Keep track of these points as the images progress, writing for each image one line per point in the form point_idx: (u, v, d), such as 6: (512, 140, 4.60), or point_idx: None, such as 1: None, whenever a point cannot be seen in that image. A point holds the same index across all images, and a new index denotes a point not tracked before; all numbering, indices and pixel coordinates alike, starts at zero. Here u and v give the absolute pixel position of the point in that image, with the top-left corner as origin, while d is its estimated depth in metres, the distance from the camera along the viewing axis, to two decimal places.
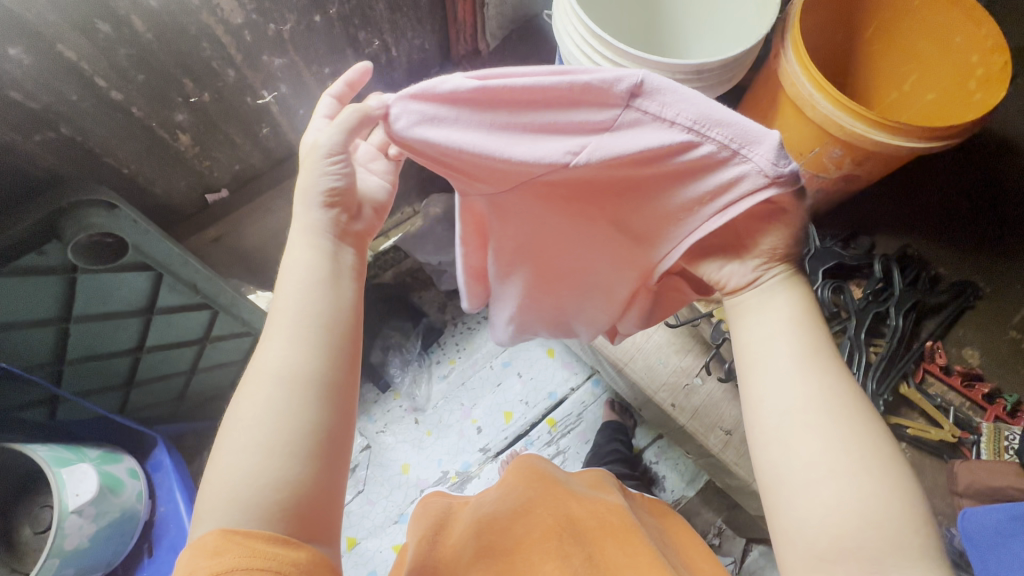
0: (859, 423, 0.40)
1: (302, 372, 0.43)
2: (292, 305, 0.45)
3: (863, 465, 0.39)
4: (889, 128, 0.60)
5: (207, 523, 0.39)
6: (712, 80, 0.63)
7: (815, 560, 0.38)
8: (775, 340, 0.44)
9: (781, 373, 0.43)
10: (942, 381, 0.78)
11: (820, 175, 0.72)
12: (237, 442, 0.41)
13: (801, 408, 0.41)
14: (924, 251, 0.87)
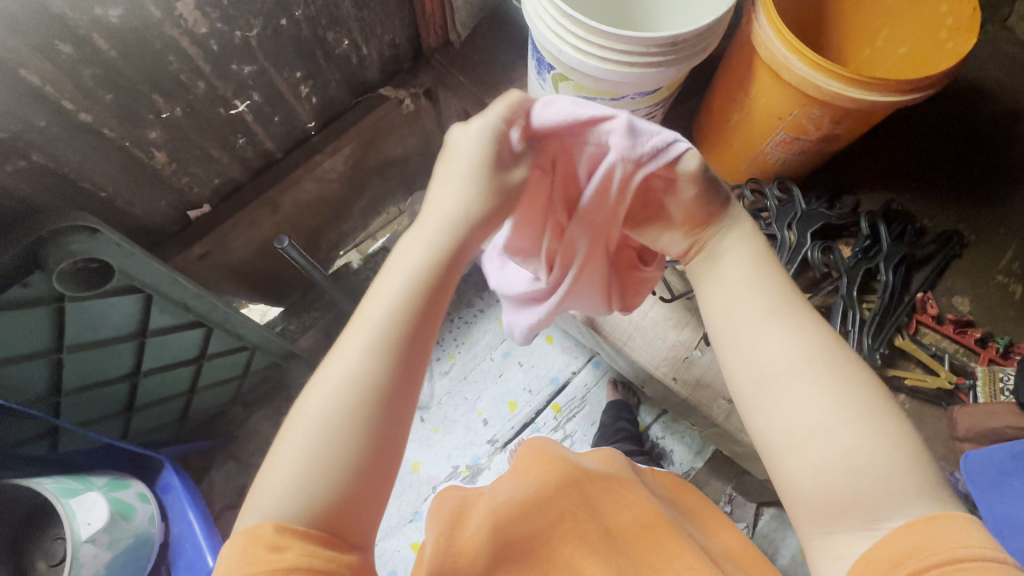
0: (831, 377, 0.41)
1: (377, 381, 0.41)
2: (384, 303, 0.43)
3: (847, 418, 0.40)
4: (865, 84, 0.60)
5: (257, 514, 0.38)
6: (686, 51, 0.62)
7: (815, 517, 0.39)
8: (737, 306, 0.46)
9: (750, 338, 0.44)
10: (935, 330, 0.79)
11: (800, 138, 0.72)
12: (294, 437, 0.40)
13: (775, 369, 0.42)
14: (908, 204, 0.88)
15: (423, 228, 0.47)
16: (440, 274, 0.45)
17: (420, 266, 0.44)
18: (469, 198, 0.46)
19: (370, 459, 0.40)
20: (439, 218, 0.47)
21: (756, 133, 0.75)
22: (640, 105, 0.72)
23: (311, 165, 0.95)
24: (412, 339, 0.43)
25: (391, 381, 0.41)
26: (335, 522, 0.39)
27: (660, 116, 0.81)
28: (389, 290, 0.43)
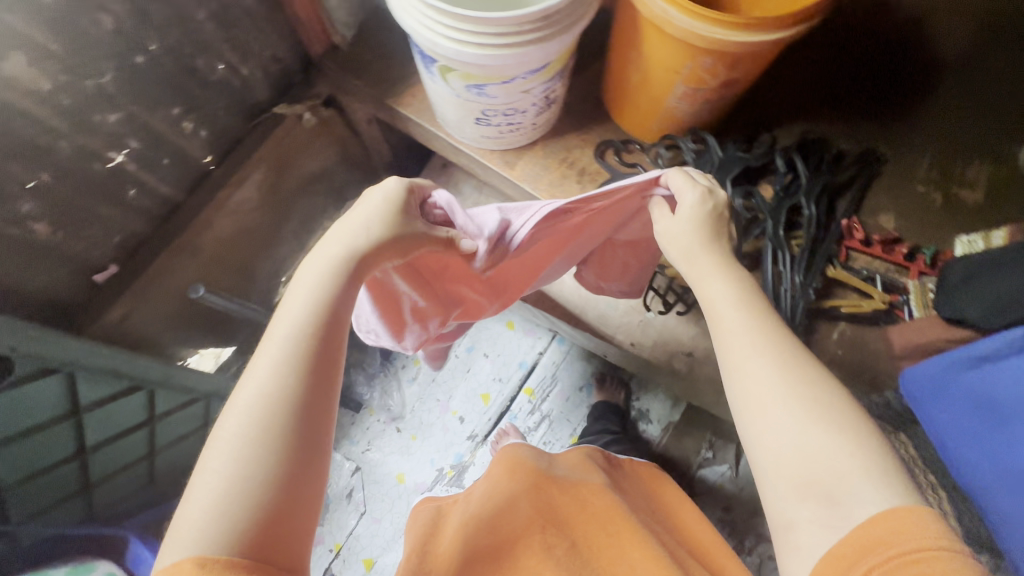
0: (806, 389, 0.48)
1: (292, 396, 0.44)
2: (291, 323, 0.46)
3: (817, 422, 0.47)
4: (746, 27, 0.58)
5: (179, 548, 0.38)
6: (563, 21, 0.60)
7: (783, 501, 0.46)
8: (727, 326, 0.54)
9: (740, 352, 0.51)
10: (865, 253, 0.80)
11: (701, 88, 0.70)
12: (217, 466, 0.41)
13: (762, 379, 0.50)
14: (824, 130, 0.88)
15: (327, 251, 0.50)
16: (339, 288, 0.48)
17: (322, 288, 0.48)
18: (371, 228, 0.50)
19: (291, 483, 0.42)
20: (338, 241, 0.50)
21: (657, 89, 0.73)
22: (533, 82, 0.69)
23: (219, 201, 0.90)
24: (322, 355, 0.46)
25: (306, 396, 0.44)
26: (266, 549, 0.40)
27: (562, 87, 0.78)
28: (297, 306, 0.47)
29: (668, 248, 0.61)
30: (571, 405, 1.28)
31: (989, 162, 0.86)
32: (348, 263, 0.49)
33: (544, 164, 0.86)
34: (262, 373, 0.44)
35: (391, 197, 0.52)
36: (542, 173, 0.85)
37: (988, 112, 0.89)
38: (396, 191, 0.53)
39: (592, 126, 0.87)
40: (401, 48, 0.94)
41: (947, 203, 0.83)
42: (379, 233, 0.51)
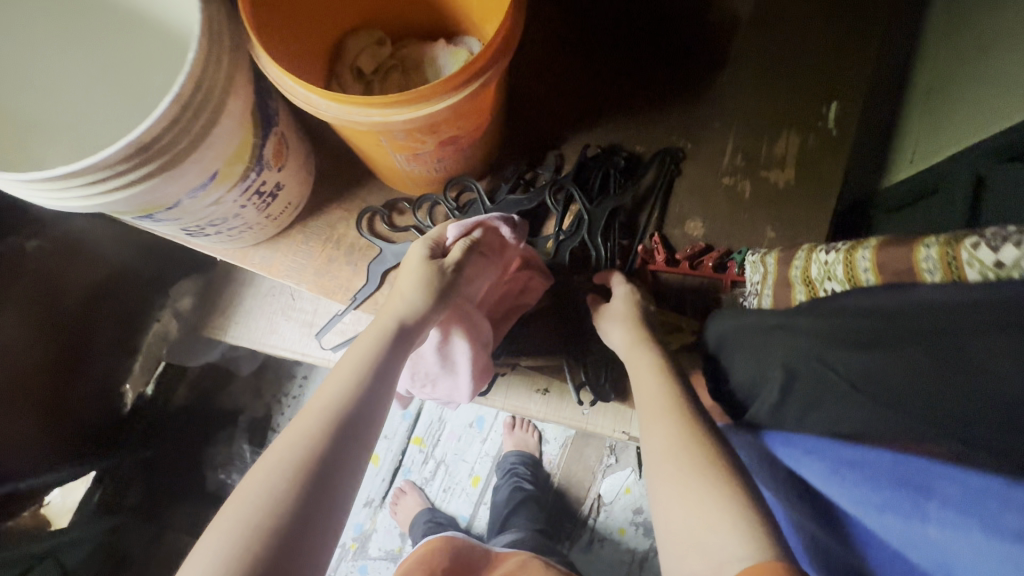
0: (696, 446, 0.47)
1: (312, 462, 0.43)
2: (342, 387, 0.47)
3: (700, 470, 0.45)
4: (400, 101, 0.47)
5: None
6: (171, 151, 0.47)
7: (678, 551, 0.42)
8: (645, 387, 0.54)
9: (646, 412, 0.52)
10: (673, 273, 0.72)
11: (418, 153, 0.58)
12: (231, 515, 0.39)
13: (658, 438, 0.49)
14: (612, 136, 0.77)
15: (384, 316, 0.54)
16: (389, 363, 0.51)
17: (378, 342, 0.51)
18: (423, 290, 0.54)
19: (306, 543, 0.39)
20: (393, 317, 0.53)
21: (378, 157, 0.61)
22: (215, 193, 0.56)
23: None
24: (359, 421, 0.46)
25: (343, 454, 0.44)
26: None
27: (282, 173, 0.65)
28: (347, 372, 0.49)
29: (607, 325, 0.64)
30: (464, 444, 1.22)
31: (798, 132, 0.76)
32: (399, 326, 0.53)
33: (307, 251, 0.74)
34: (313, 424, 0.45)
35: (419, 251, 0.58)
36: (306, 262, 0.74)
37: (793, 70, 0.78)
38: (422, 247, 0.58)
39: (353, 192, 0.75)
40: None
41: (756, 190, 0.75)
42: (422, 294, 0.54)
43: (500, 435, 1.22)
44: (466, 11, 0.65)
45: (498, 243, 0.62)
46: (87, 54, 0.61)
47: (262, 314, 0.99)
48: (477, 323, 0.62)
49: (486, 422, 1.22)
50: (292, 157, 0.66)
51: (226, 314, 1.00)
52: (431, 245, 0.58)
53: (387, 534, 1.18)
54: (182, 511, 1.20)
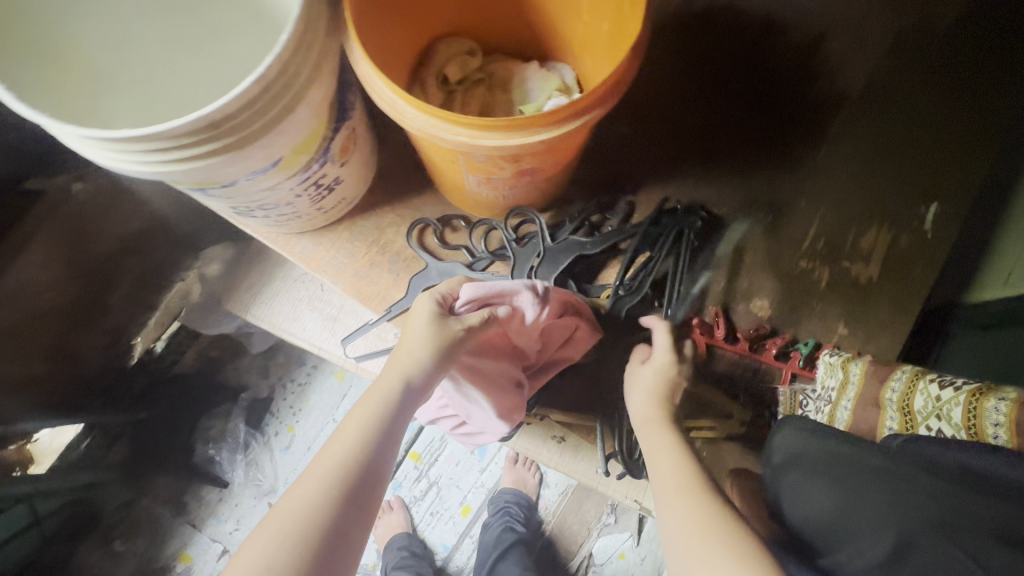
0: (722, 524, 0.42)
1: (314, 529, 0.41)
2: (344, 445, 0.45)
3: (732, 552, 0.40)
4: (494, 126, 0.43)
5: None
6: (247, 128, 0.43)
7: None
8: (664, 463, 0.50)
9: (667, 486, 0.47)
10: (730, 352, 0.66)
11: (494, 179, 0.55)
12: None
13: (681, 511, 0.44)
14: (692, 195, 0.72)
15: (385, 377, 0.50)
16: (394, 417, 0.48)
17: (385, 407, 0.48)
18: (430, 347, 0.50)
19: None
20: (397, 371, 0.49)
21: (451, 175, 0.57)
22: (274, 179, 0.53)
23: None
24: (354, 502, 0.43)
25: (333, 538, 0.41)
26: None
27: (344, 168, 0.61)
28: (352, 431, 0.46)
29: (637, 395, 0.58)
30: (461, 469, 1.16)
31: (890, 227, 0.71)
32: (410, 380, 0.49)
33: (349, 250, 0.70)
34: (312, 487, 0.43)
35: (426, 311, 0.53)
36: (347, 261, 0.70)
37: (894, 160, 0.73)
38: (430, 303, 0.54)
39: (410, 198, 0.71)
40: None
41: (834, 280, 0.70)
42: (430, 351, 0.50)
43: (500, 468, 1.16)
44: (567, 39, 0.62)
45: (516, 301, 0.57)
46: (195, 21, 0.59)
47: (286, 299, 0.95)
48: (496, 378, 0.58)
49: (489, 452, 1.17)
50: (358, 154, 0.63)
51: (250, 293, 0.97)
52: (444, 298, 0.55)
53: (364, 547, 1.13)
54: (161, 478, 1.16)
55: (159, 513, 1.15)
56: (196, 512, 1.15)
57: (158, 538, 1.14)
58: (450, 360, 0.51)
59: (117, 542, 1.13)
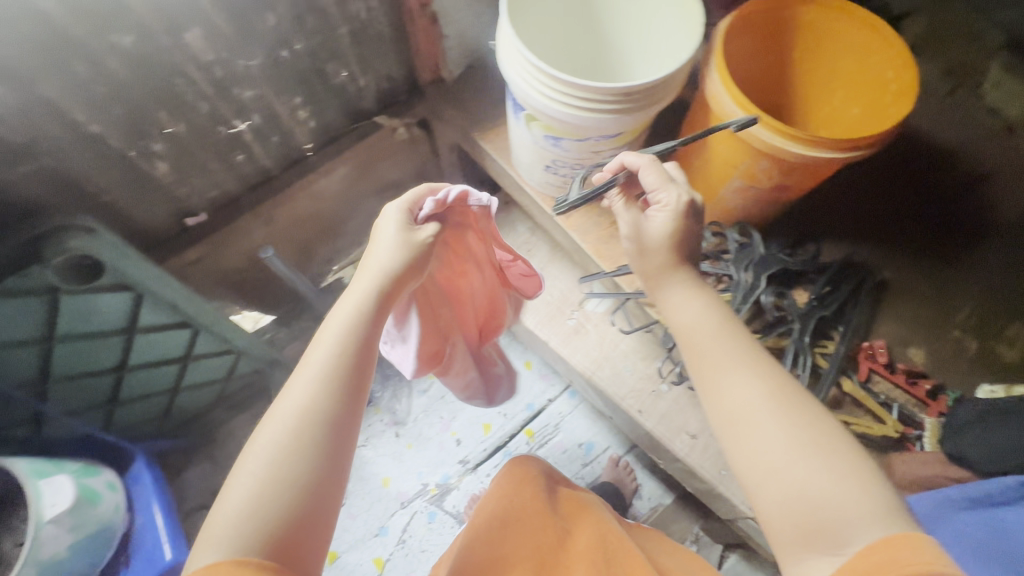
0: (788, 412, 0.53)
1: (324, 413, 0.51)
2: (326, 348, 0.54)
3: (782, 430, 0.52)
4: (801, 141, 0.65)
5: (208, 553, 0.45)
6: (642, 100, 0.68)
7: (783, 501, 0.50)
8: (710, 344, 0.58)
9: (716, 378, 0.56)
10: (887, 378, 0.81)
11: (754, 186, 0.76)
12: (254, 465, 0.49)
13: (736, 401, 0.55)
14: (870, 257, 0.90)
15: (359, 281, 0.59)
16: (369, 317, 0.57)
17: (356, 313, 0.56)
18: (393, 255, 0.59)
19: (313, 519, 0.49)
20: (372, 272, 0.58)
21: (716, 178, 0.79)
22: (606, 145, 0.77)
23: (306, 183, 1.01)
24: (354, 380, 0.53)
25: (337, 415, 0.52)
26: (287, 556, 0.47)
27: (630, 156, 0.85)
28: (331, 332, 0.55)
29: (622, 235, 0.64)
30: (566, 458, 1.28)
31: None
32: (383, 287, 0.58)
33: (596, 220, 0.93)
34: (302, 388, 0.51)
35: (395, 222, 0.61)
36: (593, 228, 0.93)
37: None
38: (397, 215, 0.62)
39: None
40: (497, 91, 1.03)
41: (981, 353, 0.84)
42: (393, 263, 0.59)
43: (602, 468, 1.27)
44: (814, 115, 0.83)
45: (461, 215, 0.68)
46: (590, 16, 0.80)
47: None
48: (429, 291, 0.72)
49: (594, 450, 1.29)
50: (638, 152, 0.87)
51: None
52: (408, 210, 0.63)
53: (466, 497, 1.25)
54: None
55: None
56: None
57: None
58: (414, 265, 0.60)
59: None
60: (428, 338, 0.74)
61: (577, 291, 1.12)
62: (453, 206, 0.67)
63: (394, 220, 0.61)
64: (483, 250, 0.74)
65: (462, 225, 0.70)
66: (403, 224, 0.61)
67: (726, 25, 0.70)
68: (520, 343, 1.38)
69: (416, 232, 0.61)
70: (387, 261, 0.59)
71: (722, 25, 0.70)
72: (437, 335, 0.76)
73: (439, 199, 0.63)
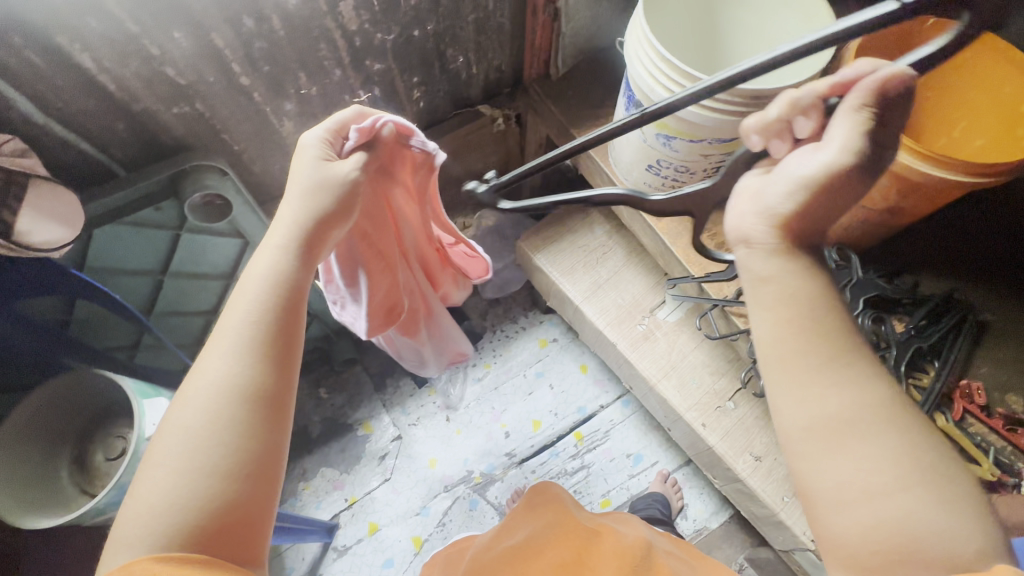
0: (889, 428, 0.44)
1: (248, 383, 0.48)
2: (242, 317, 0.50)
3: (879, 450, 0.44)
4: (932, 160, 0.65)
5: (128, 549, 0.43)
6: None
7: (865, 531, 0.43)
8: (807, 337, 0.45)
9: (809, 379, 0.45)
10: (982, 421, 0.78)
11: (865, 206, 0.77)
12: (164, 456, 0.46)
13: (827, 409, 0.45)
14: (972, 296, 0.86)
15: (277, 233, 0.54)
16: (292, 284, 0.53)
17: (275, 274, 0.52)
18: (301, 209, 0.54)
19: (250, 500, 0.47)
20: (283, 230, 0.54)
21: None
22: (717, 150, 0.78)
23: None
24: (273, 345, 0.50)
25: (263, 386, 0.49)
26: (226, 545, 0.45)
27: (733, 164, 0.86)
28: (245, 300, 0.51)
29: (833, 149, 0.43)
30: (613, 466, 1.27)
31: None
32: (297, 244, 0.54)
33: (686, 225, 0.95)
34: (218, 364, 0.48)
35: (310, 154, 0.56)
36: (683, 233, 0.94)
37: None
38: (310, 149, 0.56)
39: None
40: (598, 92, 1.06)
41: None
42: (304, 218, 0.54)
43: (649, 481, 1.25)
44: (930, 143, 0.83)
45: (393, 154, 0.63)
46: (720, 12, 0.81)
47: (569, 257, 1.17)
48: (374, 245, 0.68)
49: (643, 462, 1.27)
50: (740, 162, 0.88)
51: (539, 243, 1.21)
52: (329, 141, 0.57)
53: (509, 490, 1.25)
54: (377, 356, 1.37)
55: (364, 382, 1.34)
56: (390, 395, 1.34)
57: (355, 401, 1.33)
58: (335, 205, 0.55)
59: (324, 389, 1.33)
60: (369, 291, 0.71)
61: (650, 297, 1.12)
62: (390, 144, 0.61)
63: (304, 157, 0.56)
64: (419, 206, 0.70)
65: (399, 166, 0.64)
66: (319, 158, 0.56)
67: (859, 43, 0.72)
68: (578, 346, 1.38)
69: (328, 162, 0.56)
70: (297, 208, 0.54)
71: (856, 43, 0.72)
72: (383, 288, 0.73)
73: (362, 127, 0.57)
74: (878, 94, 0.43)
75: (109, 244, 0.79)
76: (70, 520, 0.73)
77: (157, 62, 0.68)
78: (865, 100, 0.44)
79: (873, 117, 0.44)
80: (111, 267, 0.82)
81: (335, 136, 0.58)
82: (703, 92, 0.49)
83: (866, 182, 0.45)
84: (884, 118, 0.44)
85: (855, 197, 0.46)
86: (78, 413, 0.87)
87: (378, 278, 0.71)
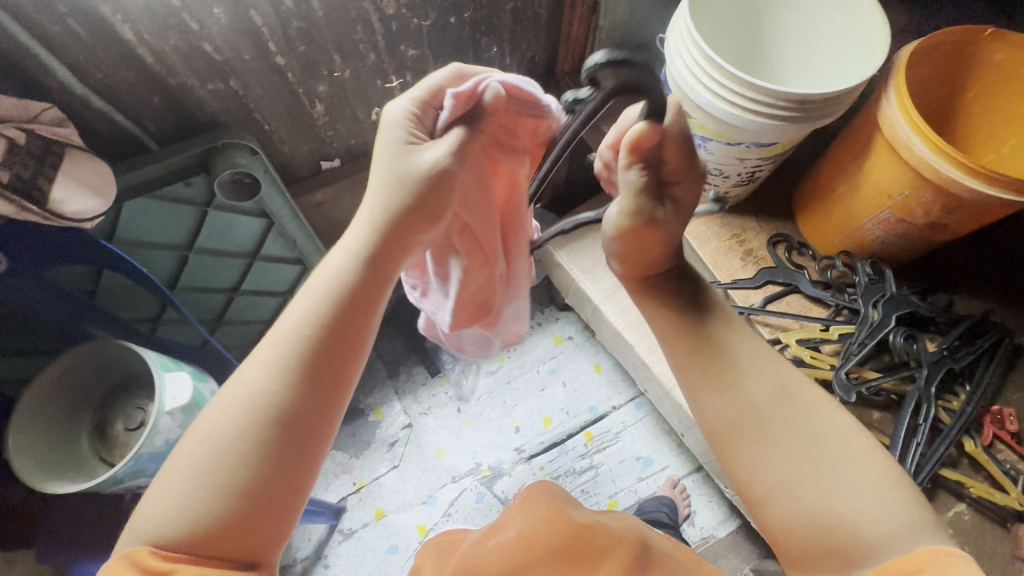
0: (790, 421, 0.52)
1: (283, 404, 0.47)
2: (288, 332, 0.49)
3: (780, 442, 0.52)
4: (980, 174, 0.63)
5: (138, 542, 0.45)
6: (812, 112, 0.68)
7: (784, 510, 0.52)
8: (697, 354, 0.56)
9: (707, 387, 0.55)
10: (1012, 448, 0.76)
11: (906, 220, 0.74)
12: (185, 463, 0.46)
13: (729, 413, 0.54)
14: (1010, 319, 0.83)
15: (350, 237, 0.53)
16: (344, 305, 0.51)
17: (338, 285, 0.51)
18: (375, 215, 0.53)
19: (250, 520, 0.46)
20: (352, 243, 0.53)
21: (861, 207, 0.78)
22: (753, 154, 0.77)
23: None
24: (315, 367, 0.49)
25: (297, 409, 0.48)
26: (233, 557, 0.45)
27: (770, 169, 0.84)
28: (295, 314, 0.50)
29: (620, 207, 0.53)
30: (622, 468, 1.26)
31: None
32: (365, 253, 0.52)
33: (716, 231, 0.92)
34: (257, 379, 0.47)
35: (397, 135, 0.52)
36: (712, 238, 0.91)
37: None
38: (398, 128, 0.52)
39: (771, 218, 0.93)
40: None
41: None
42: (377, 225, 0.53)
43: (657, 485, 1.24)
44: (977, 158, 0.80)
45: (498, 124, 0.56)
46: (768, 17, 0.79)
47: (590, 255, 1.15)
48: (476, 234, 0.61)
49: (652, 466, 1.26)
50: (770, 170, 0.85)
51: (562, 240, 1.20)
52: (417, 116, 0.53)
53: (516, 485, 1.25)
54: (392, 343, 1.37)
55: (377, 369, 1.34)
56: (403, 382, 1.34)
57: (367, 386, 1.33)
58: (421, 196, 0.52)
59: None
60: (465, 286, 0.67)
61: None
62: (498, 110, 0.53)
63: (390, 137, 0.53)
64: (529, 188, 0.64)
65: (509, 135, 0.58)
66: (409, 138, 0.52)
67: (911, 50, 0.70)
68: (593, 345, 1.37)
69: (417, 142, 0.52)
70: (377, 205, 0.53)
71: (907, 51, 0.70)
72: (480, 283, 0.68)
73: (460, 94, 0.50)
74: (634, 153, 0.49)
75: (138, 216, 0.79)
76: (89, 487, 0.73)
77: (196, 37, 0.68)
78: (629, 161, 0.50)
79: (646, 167, 0.50)
80: (139, 240, 0.83)
81: (424, 111, 0.54)
82: (551, 166, 0.57)
83: (666, 218, 0.53)
84: (657, 160, 0.49)
85: (666, 230, 0.53)
86: (97, 383, 0.88)
87: (477, 272, 0.65)
